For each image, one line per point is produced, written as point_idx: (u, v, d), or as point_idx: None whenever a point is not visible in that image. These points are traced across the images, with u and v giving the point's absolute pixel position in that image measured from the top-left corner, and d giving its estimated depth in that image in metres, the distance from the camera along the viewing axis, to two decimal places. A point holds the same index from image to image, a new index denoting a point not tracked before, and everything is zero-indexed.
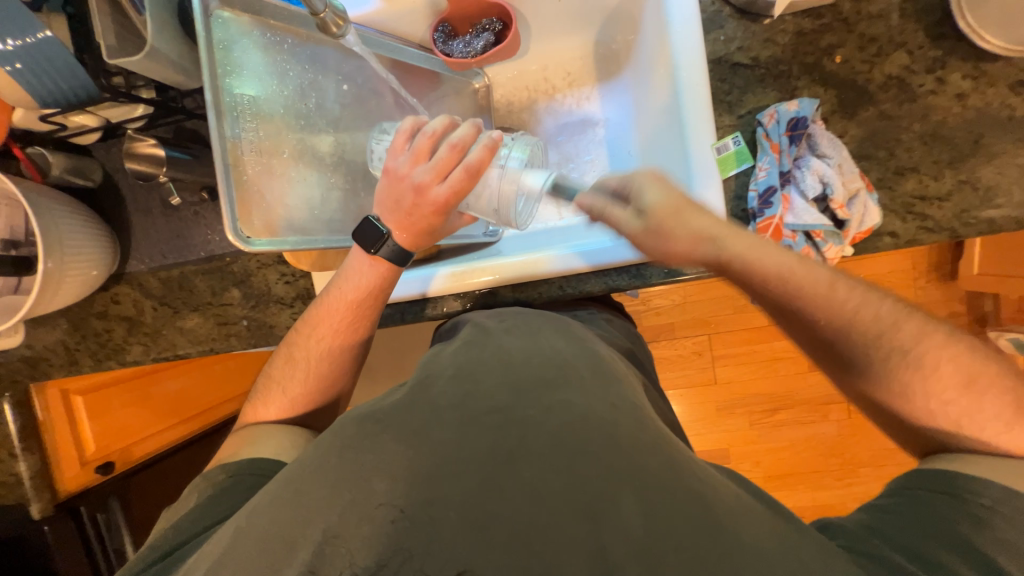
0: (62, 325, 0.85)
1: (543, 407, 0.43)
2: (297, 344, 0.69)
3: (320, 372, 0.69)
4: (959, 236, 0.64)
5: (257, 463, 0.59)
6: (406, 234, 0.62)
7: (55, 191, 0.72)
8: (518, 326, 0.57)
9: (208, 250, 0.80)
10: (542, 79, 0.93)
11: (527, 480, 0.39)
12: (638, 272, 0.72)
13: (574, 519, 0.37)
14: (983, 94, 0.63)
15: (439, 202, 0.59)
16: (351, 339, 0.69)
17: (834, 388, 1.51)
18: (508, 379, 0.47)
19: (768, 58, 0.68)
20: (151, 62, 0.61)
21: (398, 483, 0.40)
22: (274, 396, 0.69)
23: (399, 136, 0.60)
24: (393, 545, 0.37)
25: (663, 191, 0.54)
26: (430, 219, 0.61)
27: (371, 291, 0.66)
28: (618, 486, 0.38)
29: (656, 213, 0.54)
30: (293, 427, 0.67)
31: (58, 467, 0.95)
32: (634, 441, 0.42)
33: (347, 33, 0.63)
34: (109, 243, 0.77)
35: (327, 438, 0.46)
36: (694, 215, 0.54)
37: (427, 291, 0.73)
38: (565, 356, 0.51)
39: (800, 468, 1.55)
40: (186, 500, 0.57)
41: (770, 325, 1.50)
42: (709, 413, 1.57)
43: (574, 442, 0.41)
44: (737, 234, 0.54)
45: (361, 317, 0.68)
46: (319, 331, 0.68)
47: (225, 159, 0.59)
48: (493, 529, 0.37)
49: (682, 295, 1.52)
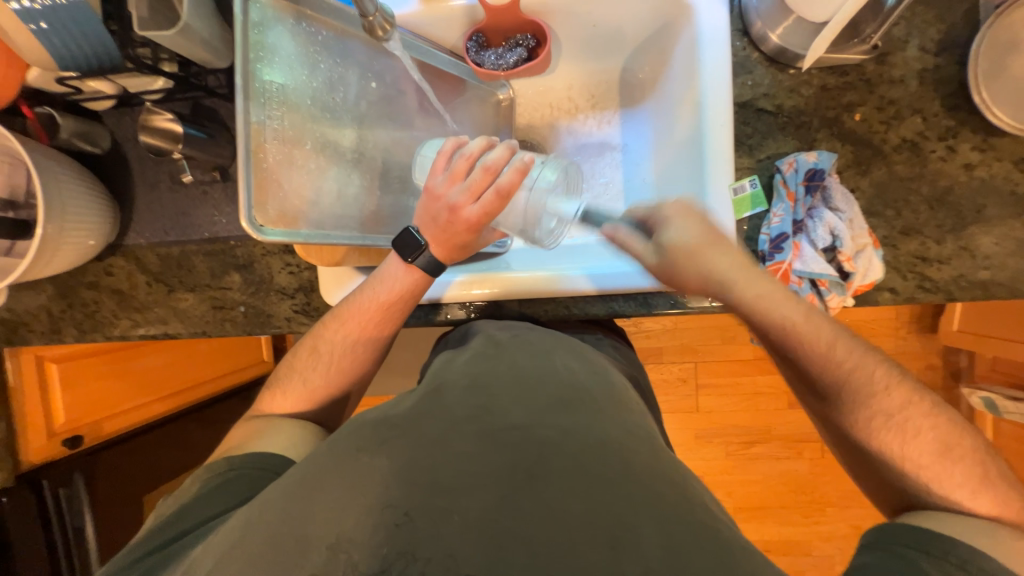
0: (48, 290, 0.82)
1: (562, 429, 0.44)
2: (323, 337, 0.68)
3: (341, 367, 0.68)
4: (954, 299, 0.67)
5: (258, 458, 0.57)
6: (441, 249, 0.64)
7: (62, 155, 0.70)
8: (534, 343, 0.58)
9: (213, 231, 0.78)
10: (566, 98, 0.94)
11: (546, 501, 0.39)
12: (644, 300, 0.73)
13: (595, 547, 0.37)
14: (990, 166, 0.66)
15: (474, 219, 0.60)
16: (375, 338, 0.68)
17: (810, 427, 1.55)
18: (525, 397, 0.48)
19: (791, 108, 0.70)
20: (183, 38, 0.60)
21: (407, 494, 0.40)
22: (292, 385, 0.67)
23: (438, 156, 0.61)
24: (397, 550, 0.37)
25: (689, 226, 0.60)
26: (465, 236, 0.62)
27: (403, 295, 0.66)
28: (637, 515, 0.38)
29: (675, 250, 0.59)
30: (306, 421, 0.66)
31: (22, 437, 0.93)
32: (650, 471, 0.42)
33: (390, 38, 0.62)
34: (110, 214, 0.75)
35: (343, 439, 0.46)
36: (713, 258, 0.59)
37: (433, 297, 0.72)
38: (580, 379, 0.52)
39: (770, 503, 1.58)
40: (190, 486, 0.55)
41: (754, 360, 1.54)
42: (688, 440, 1.59)
43: (597, 469, 0.41)
44: (752, 281, 0.59)
45: (390, 318, 0.67)
46: (347, 328, 0.67)
47: (249, 144, 0.58)
48: (509, 551, 0.37)
49: (673, 320, 1.54)
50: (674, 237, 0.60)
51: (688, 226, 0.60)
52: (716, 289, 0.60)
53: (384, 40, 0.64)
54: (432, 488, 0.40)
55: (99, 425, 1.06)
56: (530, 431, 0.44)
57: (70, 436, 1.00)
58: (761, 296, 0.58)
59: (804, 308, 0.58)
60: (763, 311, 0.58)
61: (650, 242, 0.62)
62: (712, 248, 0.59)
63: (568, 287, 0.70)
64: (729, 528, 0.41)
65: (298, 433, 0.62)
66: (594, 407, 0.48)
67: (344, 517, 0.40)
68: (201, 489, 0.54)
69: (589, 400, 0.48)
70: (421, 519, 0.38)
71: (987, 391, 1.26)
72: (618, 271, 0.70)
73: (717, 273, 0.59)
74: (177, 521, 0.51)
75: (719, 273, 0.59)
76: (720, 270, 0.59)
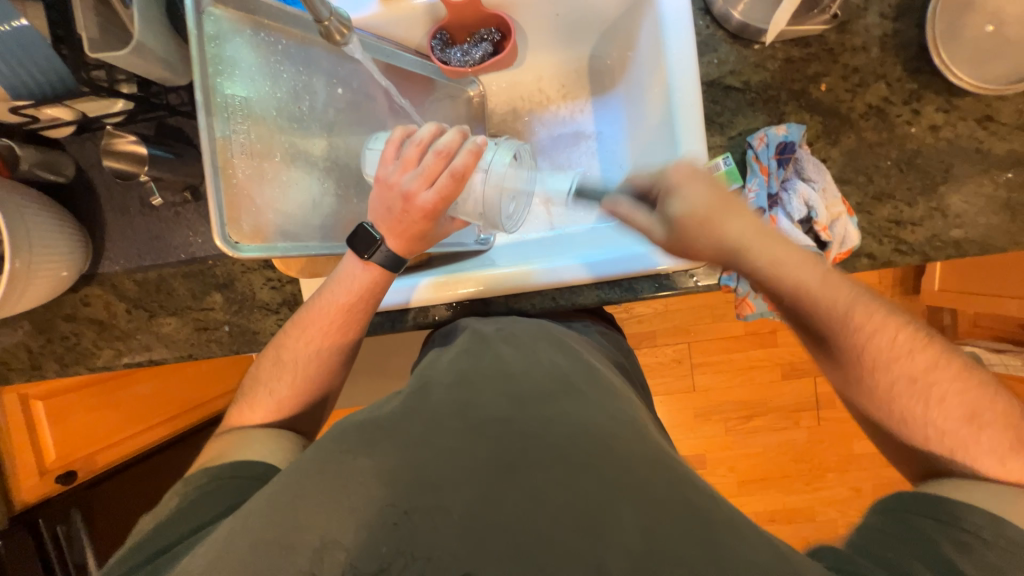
0: (25, 326, 0.80)
1: (544, 420, 0.44)
2: (284, 346, 0.68)
3: (308, 374, 0.68)
4: (929, 259, 0.68)
5: (241, 465, 0.57)
6: (398, 241, 0.63)
7: (25, 187, 0.68)
8: (517, 336, 0.58)
9: (189, 252, 0.76)
10: (537, 90, 0.94)
11: (530, 489, 0.39)
12: (630, 286, 0.74)
13: (576, 531, 0.37)
14: (954, 126, 0.67)
15: (432, 207, 0.59)
16: (340, 342, 0.68)
17: (803, 397, 1.58)
18: (508, 390, 0.48)
19: (758, 83, 0.70)
20: (138, 57, 0.58)
21: (393, 490, 0.40)
22: (260, 398, 0.66)
23: (387, 145, 0.59)
24: (395, 548, 0.38)
25: (703, 185, 0.55)
26: (421, 225, 0.61)
27: (362, 294, 0.66)
28: (617, 500, 0.39)
29: (685, 223, 0.55)
30: (275, 429, 0.64)
31: (13, 477, 0.94)
32: (633, 455, 0.42)
33: (350, 41, 0.60)
34: (80, 243, 0.73)
35: (332, 446, 0.45)
36: (726, 224, 0.55)
37: (411, 299, 0.72)
38: (566, 368, 0.52)
39: (771, 473, 1.61)
40: (167, 502, 0.54)
41: (745, 335, 1.56)
42: (687, 419, 1.61)
43: (578, 456, 0.41)
44: (767, 242, 0.56)
45: (353, 319, 0.67)
46: (308, 334, 0.67)
47: (216, 162, 0.57)
48: (491, 540, 0.37)
49: (663, 303, 1.54)
50: (685, 204, 0.55)
51: (695, 192, 0.55)
52: (732, 252, 0.56)
53: (344, 45, 0.62)
54: (417, 484, 0.40)
55: (93, 458, 1.05)
56: (514, 423, 0.44)
57: (64, 472, 1.00)
58: (782, 253, 0.55)
59: (818, 273, 0.56)
60: (785, 279, 0.56)
61: (656, 214, 0.57)
62: (726, 213, 0.55)
63: (544, 278, 0.71)
64: (713, 500, 0.42)
65: (281, 442, 0.62)
66: (577, 394, 0.48)
67: (338, 519, 0.40)
68: (181, 503, 0.53)
69: (575, 390, 0.49)
70: (420, 516, 0.38)
71: (972, 346, 1.29)
72: (593, 260, 0.71)
73: (735, 239, 0.55)
74: (163, 534, 0.50)
75: (733, 239, 0.55)
76: (738, 233, 0.55)
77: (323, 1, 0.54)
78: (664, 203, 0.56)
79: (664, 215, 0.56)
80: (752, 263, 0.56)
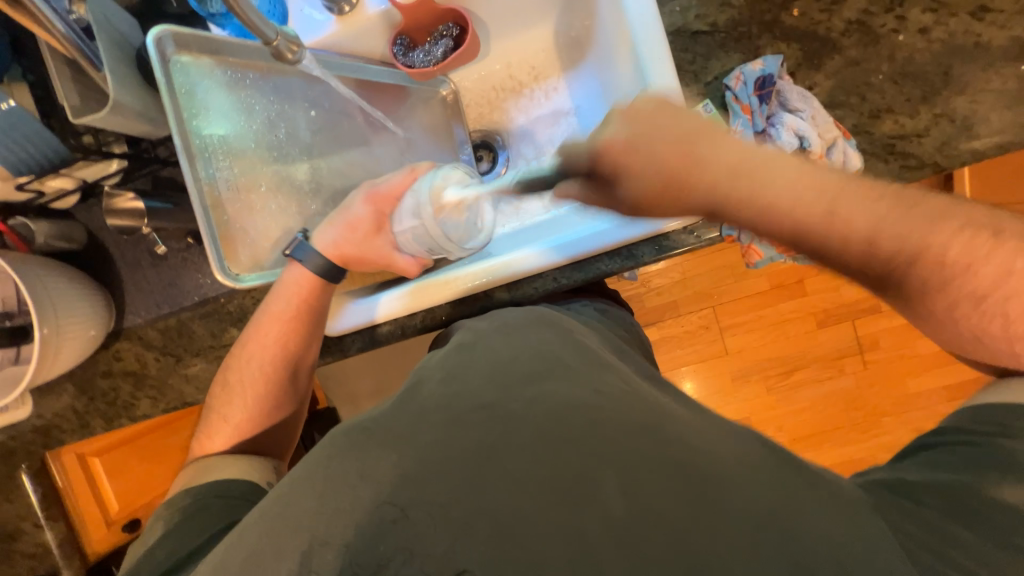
0: (69, 389, 0.85)
1: (527, 400, 0.43)
2: (230, 369, 0.70)
3: (255, 394, 0.69)
4: (944, 169, 0.64)
5: (221, 487, 0.60)
6: (336, 226, 0.70)
7: (44, 259, 0.71)
8: (507, 326, 0.57)
9: (201, 294, 0.79)
10: (508, 77, 0.93)
11: (510, 471, 0.39)
12: (630, 253, 0.73)
13: (557, 504, 0.38)
14: (946, 25, 0.63)
15: (385, 200, 0.74)
16: (281, 355, 0.70)
17: (844, 342, 1.51)
18: (493, 376, 0.47)
19: (726, 22, 0.68)
20: (118, 116, 0.60)
21: (384, 485, 0.40)
22: (216, 425, 0.68)
23: None
24: (393, 545, 0.38)
25: (655, 130, 0.53)
26: (365, 207, 0.71)
27: (296, 301, 0.69)
28: (598, 466, 0.39)
29: (642, 173, 0.53)
30: (243, 454, 0.66)
31: (85, 532, 0.98)
32: (620, 422, 0.42)
33: (303, 58, 0.60)
34: (102, 302, 0.77)
35: (320, 459, 0.44)
36: (708, 149, 0.51)
37: (375, 317, 0.73)
38: (554, 347, 0.52)
39: (824, 427, 1.55)
40: (153, 530, 0.56)
41: (770, 290, 1.51)
42: (724, 384, 1.56)
43: (558, 430, 0.41)
44: (764, 157, 0.50)
45: (290, 331, 0.69)
46: (251, 353, 0.70)
47: (204, 203, 0.60)
48: (477, 526, 0.37)
49: (680, 270, 1.51)
50: (631, 179, 0.54)
51: (646, 141, 0.53)
52: (714, 201, 0.51)
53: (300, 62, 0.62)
54: (400, 483, 0.40)
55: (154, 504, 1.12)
56: (495, 406, 0.43)
57: (129, 521, 1.08)
58: (771, 181, 0.49)
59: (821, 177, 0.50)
60: (784, 218, 0.50)
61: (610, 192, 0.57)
62: (699, 138, 0.52)
63: (540, 261, 0.71)
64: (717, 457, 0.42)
65: (258, 462, 0.65)
66: (562, 372, 0.47)
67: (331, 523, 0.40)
68: (164, 529, 0.56)
69: (561, 367, 0.49)
70: (418, 513, 0.38)
71: None
72: (589, 234, 0.71)
73: (713, 188, 0.51)
74: (156, 567, 0.52)
75: (710, 179, 0.51)
76: (716, 178, 0.50)
77: (265, 22, 0.53)
78: (616, 183, 0.55)
79: (618, 195, 0.56)
80: (749, 204, 0.50)
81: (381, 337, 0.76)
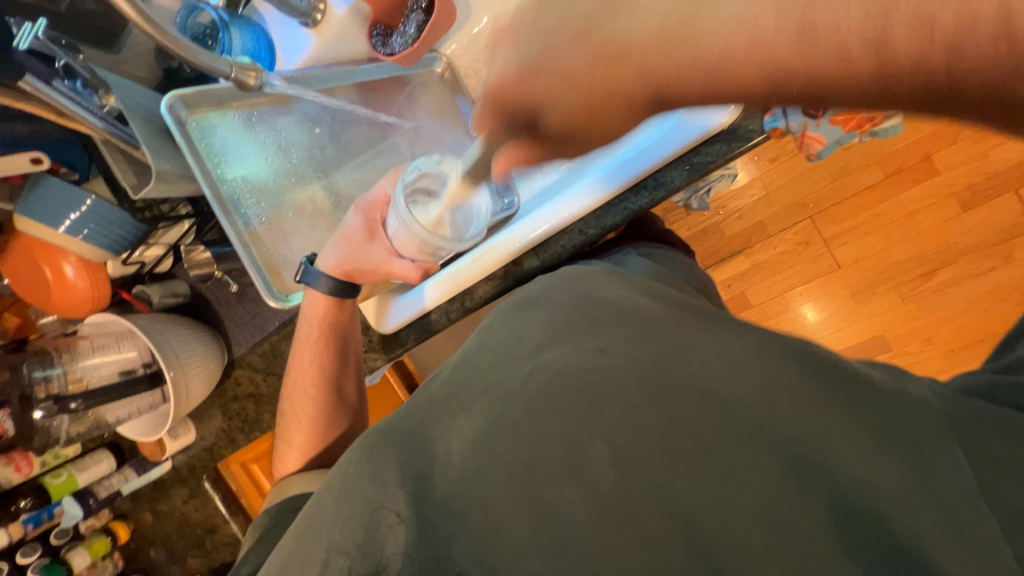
0: (216, 415, 1.01)
1: (523, 374, 0.46)
2: (288, 394, 0.77)
3: (311, 415, 0.75)
4: None
5: (293, 501, 0.65)
6: (335, 248, 0.72)
7: (163, 315, 0.86)
8: (518, 302, 0.58)
9: (281, 317, 0.91)
10: (498, 30, 0.88)
11: (505, 452, 0.42)
12: (659, 181, 0.66)
13: (558, 474, 0.41)
14: None
15: (373, 207, 0.74)
16: (327, 373, 0.76)
17: (1007, 221, 1.19)
18: (503, 354, 0.49)
19: None
20: (164, 183, 0.68)
21: (389, 487, 0.43)
22: (284, 450, 0.76)
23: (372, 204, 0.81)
24: (428, 537, 0.41)
25: None
26: (357, 226, 0.73)
27: (320, 328, 0.74)
28: (588, 433, 0.42)
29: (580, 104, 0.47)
30: (316, 470, 0.73)
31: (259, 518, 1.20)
32: (618, 385, 0.44)
33: (266, 81, 0.61)
34: (212, 340, 0.90)
35: (341, 468, 0.47)
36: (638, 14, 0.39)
37: (425, 305, 0.74)
38: (564, 317, 0.52)
39: (993, 330, 1.24)
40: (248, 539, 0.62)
41: (884, 178, 1.24)
42: (843, 302, 1.31)
43: (549, 401, 0.43)
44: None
45: (324, 353, 0.74)
46: (298, 381, 0.76)
47: (244, 242, 0.67)
48: (494, 506, 0.41)
49: (762, 185, 1.29)
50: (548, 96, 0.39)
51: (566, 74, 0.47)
52: None
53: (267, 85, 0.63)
54: (419, 477, 0.43)
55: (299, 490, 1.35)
56: (499, 387, 0.46)
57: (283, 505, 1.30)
58: None
59: None
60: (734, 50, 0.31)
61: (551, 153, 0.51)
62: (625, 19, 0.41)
63: (574, 209, 0.67)
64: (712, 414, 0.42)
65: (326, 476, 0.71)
66: (564, 338, 0.49)
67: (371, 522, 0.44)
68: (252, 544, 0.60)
69: (567, 333, 0.50)
70: (440, 504, 0.42)
71: None
72: (628, 157, 0.65)
73: None
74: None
75: None
76: None
77: (215, 58, 0.54)
78: None
79: None
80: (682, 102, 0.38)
81: (431, 325, 0.78)
